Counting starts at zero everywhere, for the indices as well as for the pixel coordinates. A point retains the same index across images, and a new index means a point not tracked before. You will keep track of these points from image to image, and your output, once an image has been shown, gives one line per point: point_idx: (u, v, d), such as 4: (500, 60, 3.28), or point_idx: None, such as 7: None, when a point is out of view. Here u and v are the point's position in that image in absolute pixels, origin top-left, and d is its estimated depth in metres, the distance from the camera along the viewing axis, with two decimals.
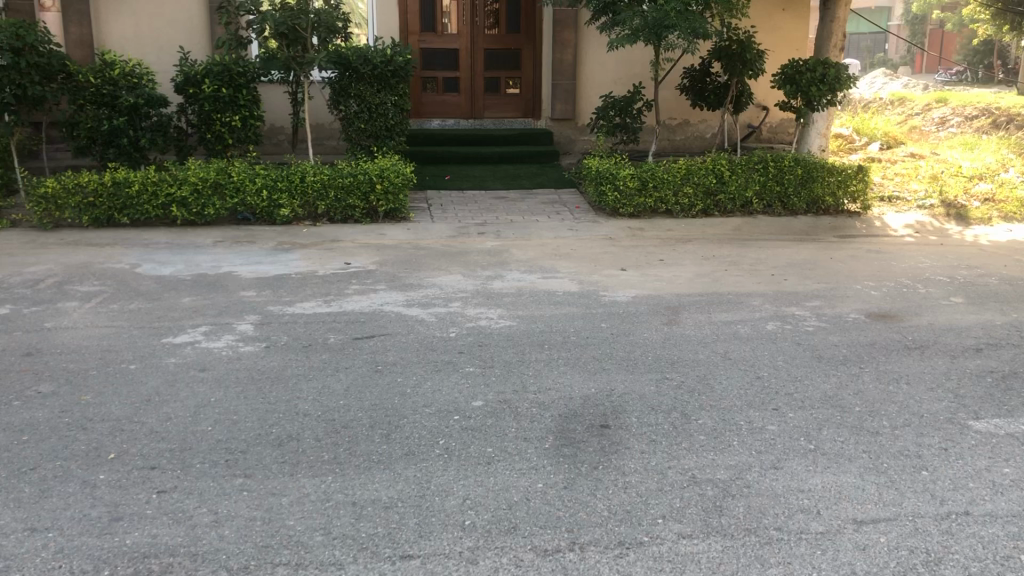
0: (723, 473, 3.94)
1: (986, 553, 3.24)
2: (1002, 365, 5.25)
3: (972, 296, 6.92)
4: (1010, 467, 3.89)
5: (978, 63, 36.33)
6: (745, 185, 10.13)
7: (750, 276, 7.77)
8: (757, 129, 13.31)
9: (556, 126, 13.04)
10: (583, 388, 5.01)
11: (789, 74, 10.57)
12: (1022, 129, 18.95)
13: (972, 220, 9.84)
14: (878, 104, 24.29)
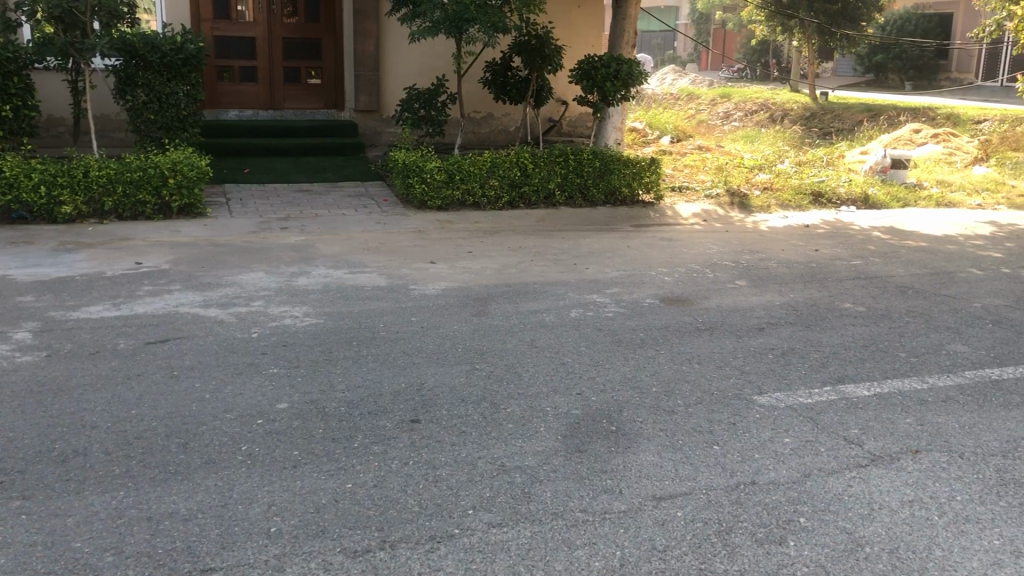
0: (531, 460, 4.02)
1: (770, 520, 3.47)
2: (781, 342, 5.67)
3: (753, 279, 7.43)
4: (790, 437, 4.20)
5: (756, 61, 39.08)
6: (547, 177, 10.39)
7: (554, 265, 7.98)
8: (558, 122, 13.69)
9: (360, 118, 12.85)
10: (393, 384, 4.97)
11: (585, 69, 10.92)
12: (795, 123, 20.54)
13: (753, 208, 10.57)
14: (669, 100, 25.63)
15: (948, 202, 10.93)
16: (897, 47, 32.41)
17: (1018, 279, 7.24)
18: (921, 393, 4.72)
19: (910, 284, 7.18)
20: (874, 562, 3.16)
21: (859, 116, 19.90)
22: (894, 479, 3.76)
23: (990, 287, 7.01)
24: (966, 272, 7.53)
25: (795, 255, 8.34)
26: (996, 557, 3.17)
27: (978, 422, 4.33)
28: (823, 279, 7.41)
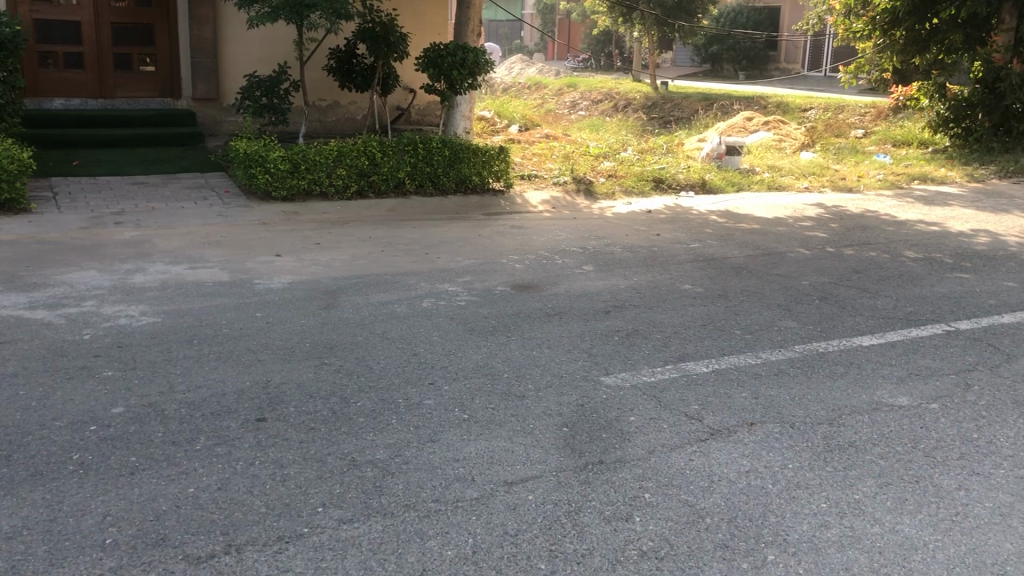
0: (382, 453, 3.97)
1: (618, 497, 3.57)
2: (627, 324, 5.83)
3: (600, 263, 7.61)
4: (635, 416, 4.33)
5: (600, 51, 40.04)
6: (396, 166, 10.30)
7: (405, 255, 7.91)
8: (406, 110, 13.58)
9: (199, 107, 12.32)
10: (237, 382, 4.80)
11: (431, 57, 10.85)
12: (638, 112, 21.17)
13: (598, 195, 10.82)
14: (517, 89, 25.93)
15: (778, 186, 11.55)
16: (731, 39, 33.94)
17: (841, 257, 7.73)
18: (756, 368, 4.97)
19: (744, 264, 7.54)
20: (714, 532, 3.29)
21: (696, 105, 20.72)
22: (732, 452, 3.94)
23: (816, 265, 7.44)
24: (796, 252, 7.96)
25: (639, 240, 8.59)
26: (824, 519, 3.36)
27: (806, 392, 4.59)
28: (665, 262, 7.67)
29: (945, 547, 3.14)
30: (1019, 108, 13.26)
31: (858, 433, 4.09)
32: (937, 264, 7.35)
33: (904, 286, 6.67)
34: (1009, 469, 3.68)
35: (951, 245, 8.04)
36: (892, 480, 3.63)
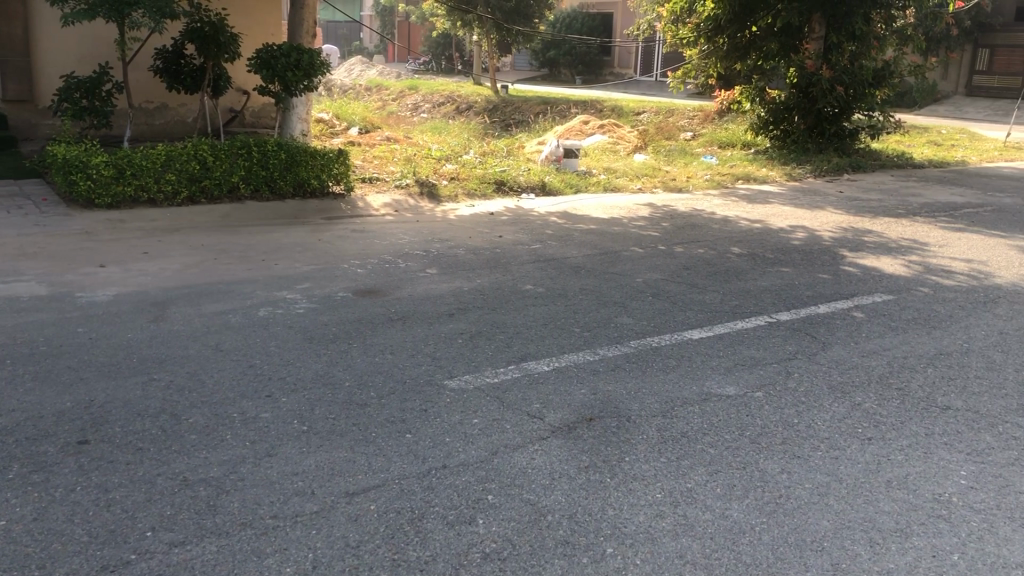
0: (216, 471, 3.81)
1: (461, 501, 3.56)
2: (470, 326, 5.85)
3: (443, 266, 7.61)
4: (478, 418, 4.34)
5: (441, 54, 40.13)
6: (229, 170, 9.94)
7: (241, 263, 7.64)
8: (240, 113, 13.14)
9: (10, 109, 11.48)
10: (56, 404, 4.49)
11: (264, 58, 10.52)
12: (480, 114, 21.34)
13: (441, 198, 10.81)
14: (357, 91, 25.60)
15: (614, 186, 11.90)
16: (567, 44, 34.78)
17: (673, 254, 8.04)
18: (594, 364, 5.09)
19: (583, 263, 7.71)
20: (555, 529, 3.34)
21: (536, 108, 21.10)
22: (572, 449, 4.01)
23: (650, 263, 7.70)
24: (632, 250, 8.23)
25: (481, 242, 8.64)
26: (659, 509, 3.46)
27: (642, 386, 4.74)
28: (507, 263, 7.75)
29: (770, 529, 3.30)
30: (830, 111, 14.24)
31: (690, 423, 4.26)
32: (760, 259, 7.76)
33: (731, 280, 7.01)
34: (825, 450, 3.91)
35: (771, 240, 8.51)
36: (721, 468, 3.79)
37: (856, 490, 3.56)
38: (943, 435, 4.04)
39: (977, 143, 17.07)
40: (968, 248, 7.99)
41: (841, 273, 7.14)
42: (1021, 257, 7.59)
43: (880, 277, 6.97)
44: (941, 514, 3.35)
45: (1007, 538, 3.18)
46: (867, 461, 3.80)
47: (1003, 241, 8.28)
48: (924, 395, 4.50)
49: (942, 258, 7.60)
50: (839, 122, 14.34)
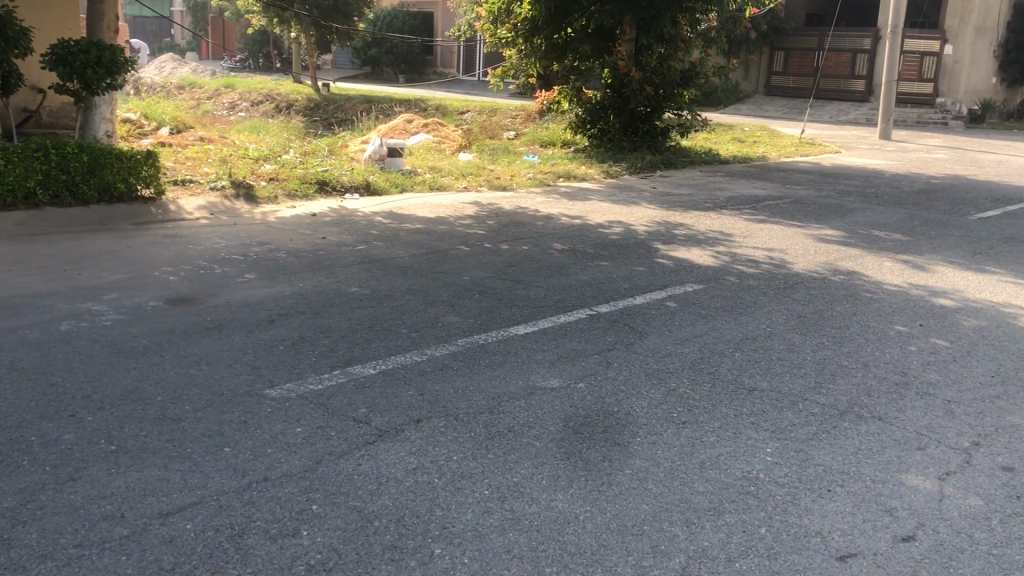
0: (11, 501, 3.51)
1: (284, 513, 3.45)
2: (291, 332, 5.67)
3: (263, 271, 7.36)
4: (302, 426, 4.22)
5: (258, 52, 38.92)
6: (24, 175, 9.21)
7: (40, 273, 7.10)
8: (35, 113, 12.24)
9: None
10: None
11: (60, 54, 9.81)
12: (300, 113, 20.83)
13: (260, 200, 10.45)
14: (169, 90, 24.43)
15: (438, 185, 11.90)
16: (389, 42, 34.56)
17: (497, 252, 8.13)
18: (421, 365, 5.06)
19: (409, 263, 7.67)
20: (382, 534, 3.29)
21: (358, 107, 20.82)
22: (399, 451, 3.97)
23: (475, 261, 7.75)
24: (456, 249, 8.26)
25: (303, 244, 8.42)
26: (486, 506, 3.48)
27: (468, 384, 4.76)
28: (330, 265, 7.59)
29: (593, 516, 3.38)
30: (642, 110, 14.92)
31: (516, 418, 4.31)
32: (581, 254, 7.98)
33: (553, 275, 7.16)
34: (644, 436, 4.06)
35: (590, 236, 8.77)
36: (546, 460, 3.86)
37: (673, 473, 3.71)
38: (751, 414, 4.28)
39: (776, 139, 18.28)
40: (769, 238, 8.52)
41: (656, 265, 7.44)
42: (816, 245, 8.18)
43: (692, 268, 7.31)
44: (750, 491, 3.54)
45: (807, 508, 3.40)
46: (683, 444, 3.97)
47: (800, 231, 8.89)
48: (733, 378, 4.76)
49: (747, 248, 8.07)
50: (651, 121, 15.05)
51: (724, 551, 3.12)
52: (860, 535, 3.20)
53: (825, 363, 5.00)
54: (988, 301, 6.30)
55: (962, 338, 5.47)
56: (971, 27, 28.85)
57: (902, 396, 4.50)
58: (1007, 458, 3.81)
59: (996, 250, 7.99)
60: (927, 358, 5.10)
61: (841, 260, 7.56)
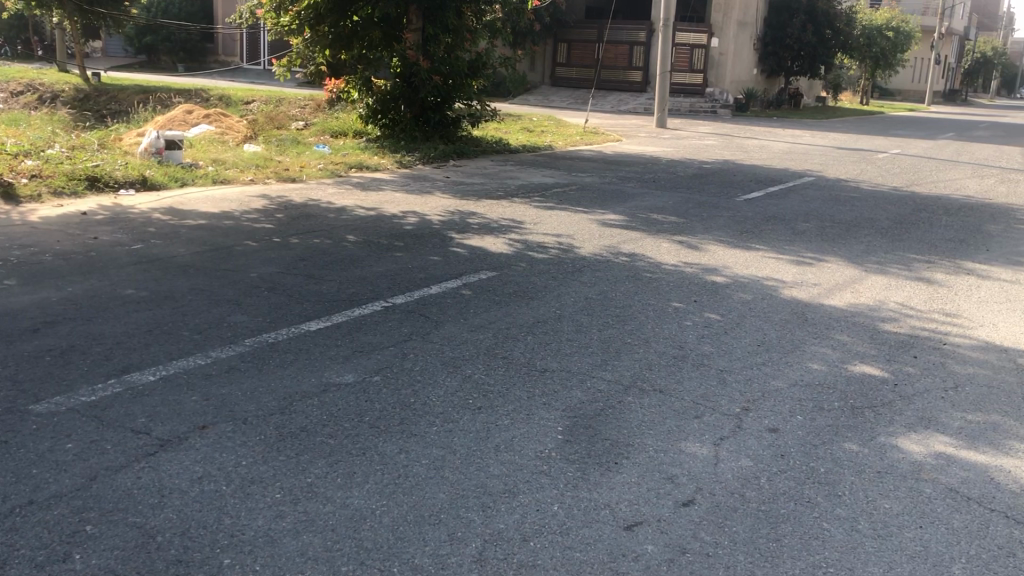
0: None
1: (52, 537, 3.18)
2: (60, 341, 5.24)
3: (26, 276, 6.75)
4: (73, 442, 3.90)
5: (14, 38, 35.63)
6: None
7: None
8: None
9: None
10: None
11: None
12: (67, 105, 19.29)
13: (21, 200, 9.58)
14: None
15: (222, 179, 11.38)
16: (164, 29, 32.63)
17: (287, 246, 7.88)
18: (206, 368, 4.82)
19: (191, 261, 7.28)
20: (165, 549, 3.10)
21: (132, 99, 19.56)
22: (182, 461, 3.75)
23: (264, 256, 7.48)
24: (244, 244, 7.93)
25: (72, 246, 7.79)
26: (278, 509, 3.36)
27: (257, 385, 4.58)
28: (104, 267, 7.08)
29: (390, 510, 3.34)
30: (433, 100, 14.96)
31: (308, 416, 4.19)
32: (374, 245, 7.89)
33: (346, 268, 7.03)
34: (440, 424, 4.07)
35: (384, 226, 8.69)
36: (341, 457, 3.77)
37: (468, 459, 3.73)
38: (543, 395, 4.39)
39: (562, 129, 18.88)
40: (557, 224, 8.79)
41: (449, 254, 7.47)
42: (601, 230, 8.52)
43: (484, 255, 7.41)
44: (542, 470, 3.63)
45: (597, 482, 3.52)
46: (478, 430, 4.01)
47: (586, 216, 9.22)
48: (525, 361, 4.87)
49: (537, 235, 8.27)
50: (442, 111, 15.15)
51: (519, 532, 3.18)
52: (645, 503, 3.36)
53: (611, 341, 5.21)
54: (753, 276, 6.80)
55: (732, 311, 5.87)
56: (733, 22, 31.03)
57: (679, 368, 4.78)
58: (772, 419, 4.13)
59: (760, 228, 8.64)
60: (702, 331, 5.43)
61: (624, 243, 7.92)
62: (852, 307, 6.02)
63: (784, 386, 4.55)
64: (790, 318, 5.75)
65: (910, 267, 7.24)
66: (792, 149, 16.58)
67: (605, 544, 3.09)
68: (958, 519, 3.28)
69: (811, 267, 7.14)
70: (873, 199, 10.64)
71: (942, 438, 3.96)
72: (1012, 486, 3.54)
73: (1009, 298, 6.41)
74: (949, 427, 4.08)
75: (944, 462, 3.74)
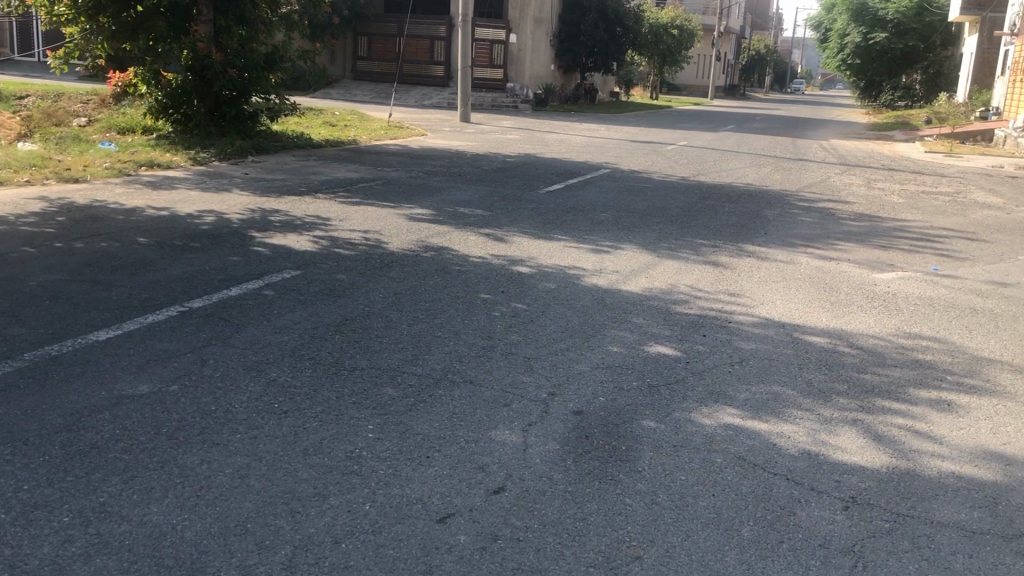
0: None
1: None
2: None
3: None
4: None
5: None
6: None
7: None
8: None
9: None
10: None
11: None
12: None
13: None
14: None
15: None
16: None
17: (70, 251, 7.33)
18: None
19: None
20: None
21: None
22: None
23: (43, 263, 6.91)
24: (21, 251, 7.31)
25: None
26: (67, 534, 3.13)
27: (39, 402, 4.23)
28: None
29: (192, 524, 3.19)
30: (227, 94, 14.29)
31: (99, 432, 3.92)
32: (169, 247, 7.48)
33: (138, 272, 6.63)
34: (244, 431, 3.92)
35: (179, 227, 8.26)
36: (137, 473, 3.56)
37: (275, 465, 3.62)
38: (353, 395, 4.33)
39: (365, 123, 18.67)
40: (362, 220, 8.68)
41: (251, 253, 7.21)
42: (407, 224, 8.49)
43: (288, 254, 7.21)
44: (353, 470, 3.58)
45: (408, 477, 3.51)
46: (285, 434, 3.90)
47: (392, 211, 9.17)
48: (333, 361, 4.78)
49: (342, 231, 8.14)
50: (238, 105, 14.50)
51: (330, 534, 3.12)
52: (456, 495, 3.38)
53: (420, 335, 5.21)
54: (556, 265, 7.01)
55: (537, 300, 6.02)
56: (529, 19, 31.78)
57: (488, 358, 4.85)
58: (576, 402, 4.27)
59: (561, 219, 8.91)
60: (509, 321, 5.53)
61: (430, 237, 7.94)
62: (647, 292, 6.33)
63: (587, 369, 4.73)
64: (591, 304, 5.97)
65: (698, 251, 7.70)
66: (589, 142, 17.19)
67: (418, 539, 3.09)
68: (747, 485, 3.52)
69: (609, 255, 7.45)
70: (665, 189, 11.22)
71: (730, 410, 4.23)
72: (792, 450, 3.85)
73: (785, 277, 6.95)
74: (736, 400, 4.38)
75: (733, 432, 4.00)
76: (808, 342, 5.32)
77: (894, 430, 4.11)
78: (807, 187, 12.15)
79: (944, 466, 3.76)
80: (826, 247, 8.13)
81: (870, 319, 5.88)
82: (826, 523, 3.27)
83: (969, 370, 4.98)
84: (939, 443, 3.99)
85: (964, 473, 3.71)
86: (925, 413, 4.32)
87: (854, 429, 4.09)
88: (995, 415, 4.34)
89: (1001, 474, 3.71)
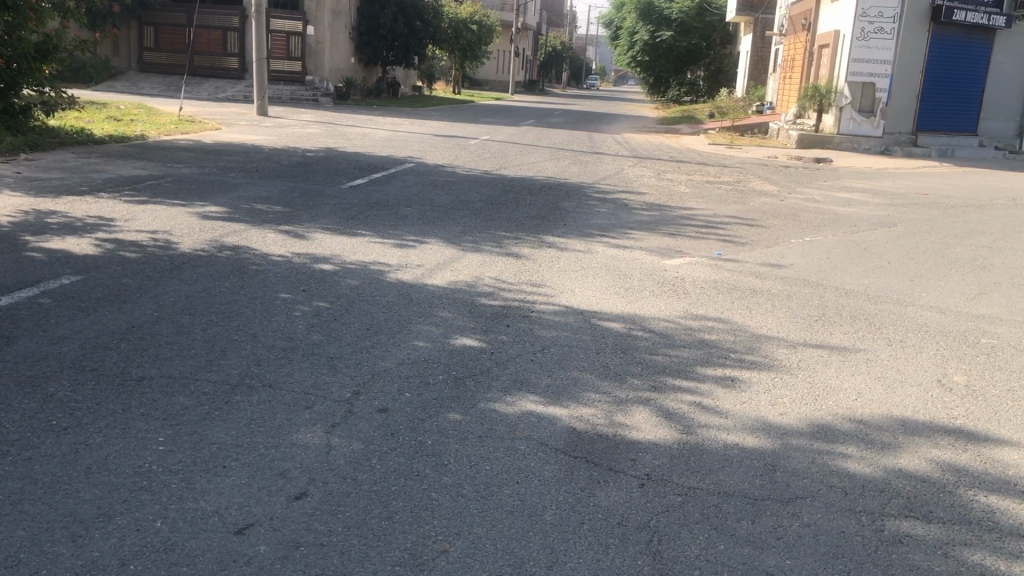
0: None
1: None
2: None
3: None
4: None
5: None
6: None
7: None
8: None
9: None
10: None
11: None
12: None
13: None
14: None
15: None
16: None
17: None
18: None
19: None
20: None
21: None
22: None
23: None
24: None
25: None
26: None
27: None
28: None
29: None
30: None
31: None
32: None
33: None
34: (16, 454, 3.58)
35: None
36: None
37: (53, 488, 3.33)
38: (140, 406, 4.07)
39: (153, 117, 17.68)
40: (150, 219, 8.19)
41: (23, 260, 6.61)
42: (200, 224, 8.08)
43: (67, 259, 6.67)
44: (143, 487, 3.36)
45: (204, 490, 3.34)
46: (65, 453, 3.60)
47: (183, 210, 8.71)
48: (118, 372, 4.46)
49: (128, 232, 7.64)
50: (6, 98, 13.32)
51: (116, 557, 2.91)
52: (255, 504, 3.25)
53: (215, 340, 4.97)
54: (360, 261, 6.89)
55: (340, 298, 5.89)
56: (326, 11, 31.11)
57: (289, 360, 4.69)
58: (381, 401, 4.20)
59: (364, 214, 8.79)
60: (310, 321, 5.37)
61: (225, 236, 7.60)
62: (452, 285, 6.34)
63: (392, 365, 4.68)
64: (396, 300, 5.90)
65: (500, 243, 7.81)
66: (390, 136, 17.08)
67: (214, 554, 2.94)
68: (549, 470, 3.60)
69: (413, 249, 7.41)
70: (466, 182, 11.34)
71: (533, 398, 4.32)
72: (589, 432, 3.97)
73: (583, 266, 7.19)
74: (538, 387, 4.48)
75: (534, 419, 4.08)
76: (605, 328, 5.51)
77: (684, 407, 4.34)
78: (602, 179, 12.63)
79: (728, 439, 4.00)
80: (620, 236, 8.46)
81: (661, 303, 6.18)
82: (624, 501, 3.39)
83: (748, 347, 5.33)
84: (723, 417, 4.25)
85: (745, 443, 3.96)
86: (710, 390, 4.58)
87: (646, 409, 4.28)
88: (773, 388, 4.67)
89: (776, 442, 3.99)
